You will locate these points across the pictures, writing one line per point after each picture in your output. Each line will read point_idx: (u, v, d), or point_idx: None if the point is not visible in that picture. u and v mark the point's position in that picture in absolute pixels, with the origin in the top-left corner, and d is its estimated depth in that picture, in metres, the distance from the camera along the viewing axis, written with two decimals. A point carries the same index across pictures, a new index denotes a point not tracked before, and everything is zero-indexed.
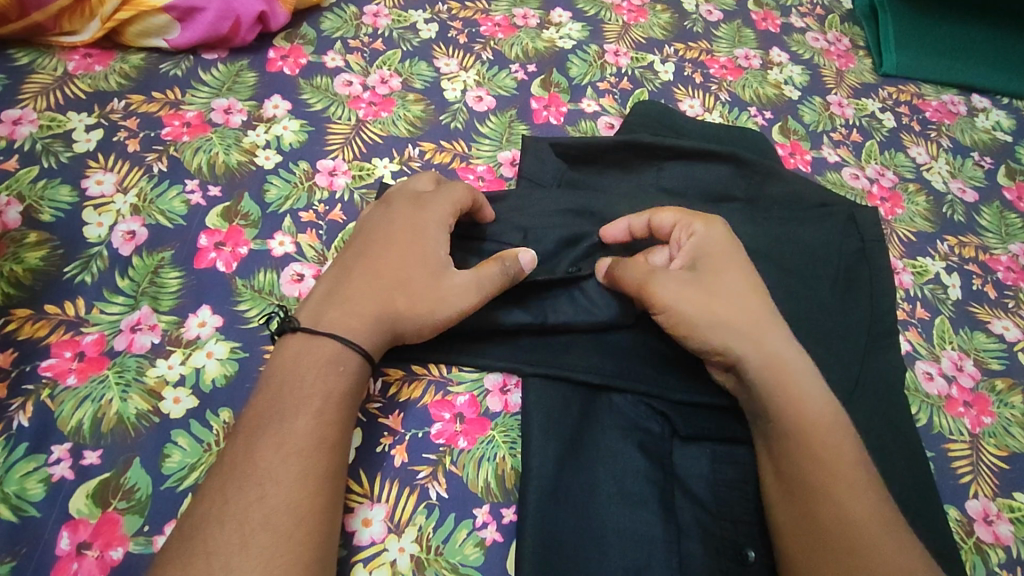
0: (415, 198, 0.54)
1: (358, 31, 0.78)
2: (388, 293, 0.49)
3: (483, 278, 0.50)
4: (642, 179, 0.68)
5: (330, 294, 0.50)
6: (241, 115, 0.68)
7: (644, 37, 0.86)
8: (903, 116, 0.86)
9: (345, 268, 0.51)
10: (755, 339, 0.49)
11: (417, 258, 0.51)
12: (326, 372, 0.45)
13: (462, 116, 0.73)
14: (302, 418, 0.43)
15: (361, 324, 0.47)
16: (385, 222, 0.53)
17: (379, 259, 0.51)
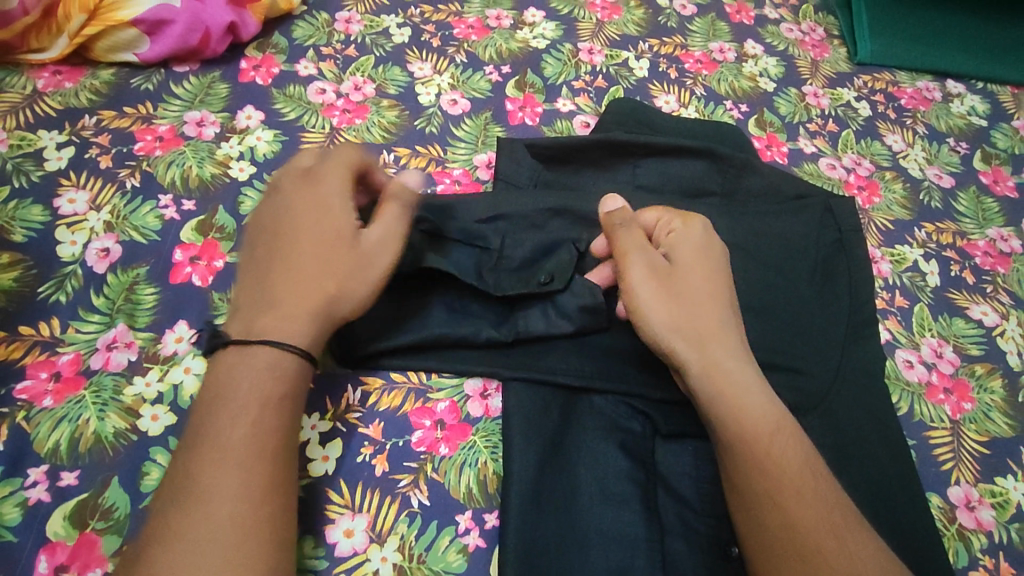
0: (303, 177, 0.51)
1: (330, 37, 0.77)
2: (323, 291, 0.47)
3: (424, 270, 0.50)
4: (618, 178, 0.68)
5: (257, 301, 0.46)
6: (214, 127, 0.67)
7: (619, 34, 0.86)
8: (879, 104, 0.87)
9: (265, 265, 0.48)
10: (710, 342, 0.48)
11: (333, 236, 0.48)
12: (264, 378, 0.43)
13: (438, 120, 0.72)
14: (240, 428, 0.42)
15: (297, 326, 0.45)
16: (276, 213, 0.50)
17: (309, 257, 0.47)
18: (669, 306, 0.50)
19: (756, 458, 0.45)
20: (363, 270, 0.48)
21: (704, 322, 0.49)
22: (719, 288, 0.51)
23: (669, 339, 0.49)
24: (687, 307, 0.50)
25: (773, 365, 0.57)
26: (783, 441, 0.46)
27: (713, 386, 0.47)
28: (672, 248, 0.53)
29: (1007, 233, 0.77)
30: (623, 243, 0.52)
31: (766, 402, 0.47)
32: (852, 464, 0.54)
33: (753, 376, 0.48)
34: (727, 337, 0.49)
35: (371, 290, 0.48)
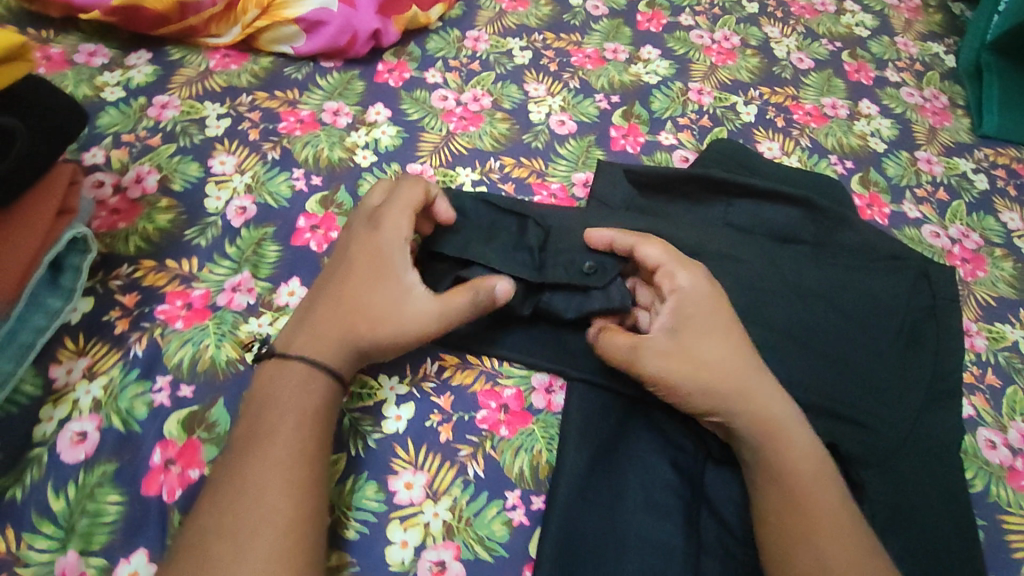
0: (371, 219, 0.57)
1: (458, 52, 0.85)
2: (352, 318, 0.51)
3: (449, 310, 0.52)
4: (709, 214, 0.70)
5: (303, 317, 0.53)
6: (348, 117, 0.75)
7: (731, 79, 0.89)
8: (998, 180, 0.83)
9: (320, 288, 0.55)
10: (743, 394, 0.49)
11: (373, 275, 0.53)
12: (298, 386, 0.49)
13: (544, 137, 0.77)
14: (283, 423, 0.46)
15: (326, 346, 0.51)
16: (343, 247, 0.56)
17: (348, 283, 0.53)
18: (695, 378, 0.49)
19: (788, 492, 0.47)
20: (391, 308, 0.52)
21: (727, 379, 0.49)
22: (723, 332, 0.51)
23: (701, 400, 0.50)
24: (707, 372, 0.50)
25: (839, 415, 0.56)
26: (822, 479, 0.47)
27: (756, 432, 0.48)
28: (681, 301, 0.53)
29: None
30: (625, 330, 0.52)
31: (809, 444, 0.49)
32: (911, 528, 0.53)
33: (781, 410, 0.49)
34: (752, 388, 0.49)
35: (391, 326, 0.51)
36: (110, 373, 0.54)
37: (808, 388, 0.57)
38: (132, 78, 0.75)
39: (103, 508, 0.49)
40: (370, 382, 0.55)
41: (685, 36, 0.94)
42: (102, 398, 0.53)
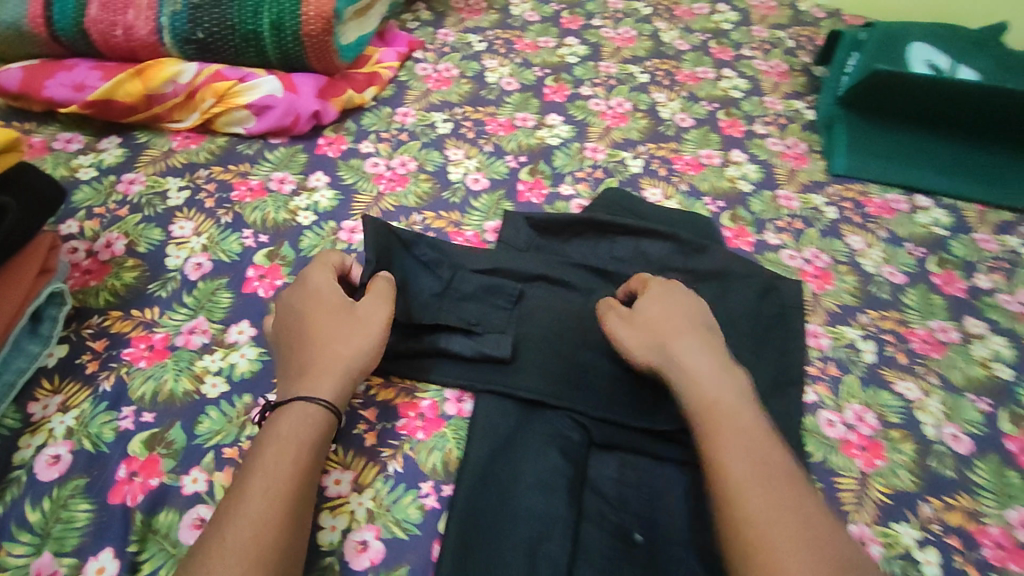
0: (303, 284, 0.66)
1: (389, 126, 1.00)
2: (327, 348, 0.60)
3: (377, 294, 0.64)
4: (598, 251, 0.83)
5: (287, 376, 0.60)
6: (291, 184, 0.89)
7: (622, 138, 1.05)
8: (846, 210, 1.00)
9: (289, 345, 0.62)
10: (696, 386, 0.58)
11: (336, 314, 0.62)
12: (302, 429, 0.55)
13: (460, 193, 0.92)
14: (292, 463, 0.52)
15: (325, 382, 0.58)
16: (286, 311, 0.64)
17: (316, 332, 0.61)
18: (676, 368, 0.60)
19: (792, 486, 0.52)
20: (352, 327, 0.61)
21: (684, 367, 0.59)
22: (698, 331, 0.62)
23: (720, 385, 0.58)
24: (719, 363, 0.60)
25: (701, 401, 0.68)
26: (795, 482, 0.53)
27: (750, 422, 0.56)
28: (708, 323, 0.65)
29: (949, 325, 0.85)
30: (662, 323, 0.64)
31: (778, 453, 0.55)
32: None
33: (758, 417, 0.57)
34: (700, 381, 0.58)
35: (357, 332, 0.61)
36: (81, 405, 0.64)
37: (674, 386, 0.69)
38: (104, 160, 0.88)
39: (74, 515, 0.57)
40: None
41: (585, 104, 1.11)
42: (74, 426, 0.62)
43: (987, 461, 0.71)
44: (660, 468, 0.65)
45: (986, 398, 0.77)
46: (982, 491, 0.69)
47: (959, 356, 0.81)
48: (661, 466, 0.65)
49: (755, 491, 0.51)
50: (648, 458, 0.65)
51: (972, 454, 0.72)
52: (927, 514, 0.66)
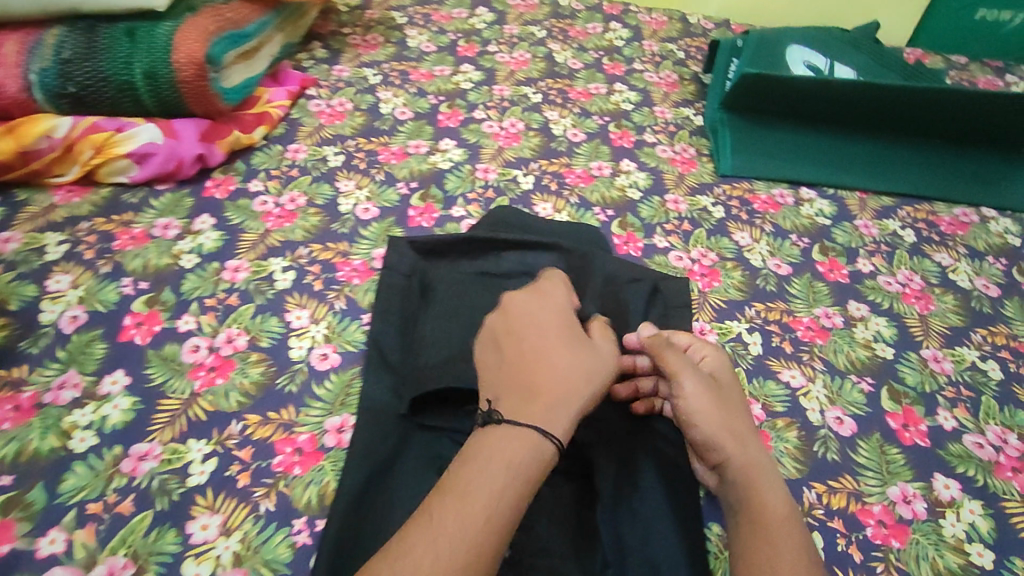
0: (537, 295, 0.65)
1: (280, 163, 1.01)
2: (569, 378, 0.57)
3: (607, 334, 0.64)
4: (484, 265, 0.83)
5: (528, 393, 0.55)
6: (176, 229, 0.88)
7: (515, 156, 1.07)
8: (733, 208, 1.03)
9: (529, 363, 0.58)
10: (745, 445, 0.62)
11: (567, 337, 0.60)
12: (512, 456, 0.51)
13: (350, 223, 0.92)
14: (513, 487, 0.49)
15: (560, 414, 0.54)
16: (538, 324, 0.61)
17: (536, 348, 0.59)
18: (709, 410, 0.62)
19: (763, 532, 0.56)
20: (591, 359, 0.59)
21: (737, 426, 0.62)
22: (739, 397, 0.66)
23: (748, 445, 0.62)
24: (727, 417, 0.63)
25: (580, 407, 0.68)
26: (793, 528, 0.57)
27: (750, 476, 0.60)
28: (710, 369, 0.67)
29: (832, 311, 0.88)
30: (674, 362, 0.64)
31: (786, 499, 0.60)
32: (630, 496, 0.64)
33: (771, 468, 0.62)
34: (747, 441, 0.62)
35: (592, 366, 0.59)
36: None
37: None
38: None
39: None
40: (180, 448, 0.66)
41: (478, 127, 1.12)
42: None
43: (869, 439, 0.74)
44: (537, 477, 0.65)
45: (868, 377, 0.80)
46: (864, 471, 0.70)
47: (842, 340, 0.84)
48: None
49: (799, 550, 0.55)
50: None
51: (855, 436, 0.74)
52: (812, 499, 0.67)
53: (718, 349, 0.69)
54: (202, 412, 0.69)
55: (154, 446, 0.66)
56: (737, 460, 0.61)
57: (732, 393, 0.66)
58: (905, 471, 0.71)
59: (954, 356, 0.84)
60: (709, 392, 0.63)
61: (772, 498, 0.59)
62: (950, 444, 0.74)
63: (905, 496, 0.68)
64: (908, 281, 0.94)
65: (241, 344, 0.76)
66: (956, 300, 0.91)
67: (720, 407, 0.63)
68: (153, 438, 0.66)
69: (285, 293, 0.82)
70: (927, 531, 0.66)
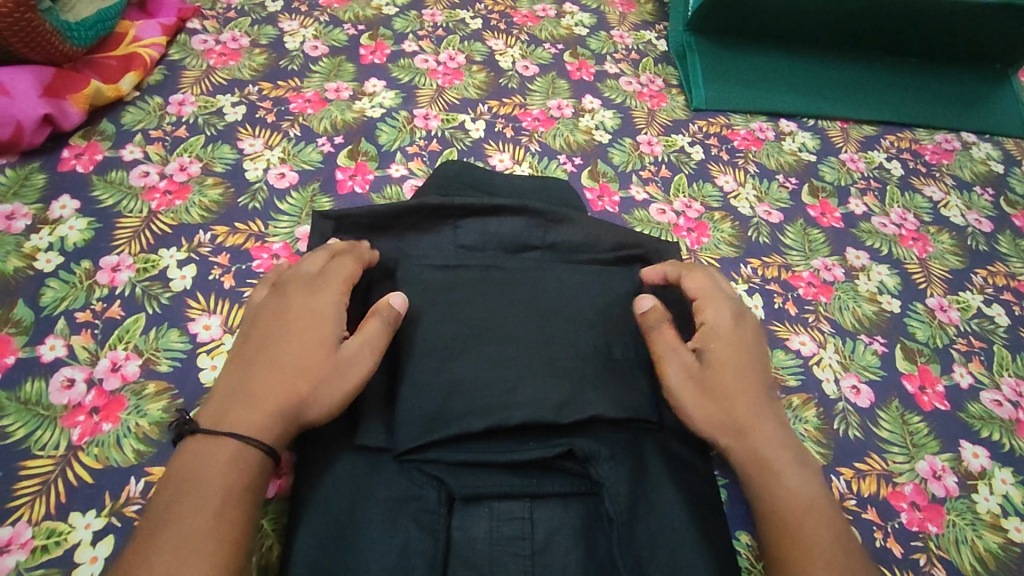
0: (306, 283, 0.55)
1: (161, 121, 0.79)
2: (288, 384, 0.50)
3: (369, 339, 0.52)
4: (440, 241, 0.65)
5: (234, 391, 0.50)
6: (25, 219, 0.67)
7: (458, 98, 0.89)
8: (712, 147, 0.90)
9: (294, 365, 0.50)
10: (745, 426, 0.54)
11: (314, 340, 0.52)
12: (226, 466, 0.46)
13: (262, 195, 0.73)
14: (219, 498, 0.45)
15: (264, 420, 0.48)
16: (282, 316, 0.53)
17: (279, 348, 0.51)
18: (701, 400, 0.55)
19: (784, 518, 0.51)
20: (331, 373, 0.51)
21: (739, 408, 0.55)
22: (752, 371, 0.57)
23: (750, 427, 0.54)
24: (722, 395, 0.55)
25: (595, 417, 0.53)
26: (813, 517, 0.51)
27: (756, 461, 0.53)
28: (709, 342, 0.57)
29: (832, 261, 0.78)
30: (659, 348, 0.56)
31: (809, 484, 0.53)
32: (647, 517, 0.52)
33: (778, 447, 0.54)
34: (758, 422, 0.54)
35: (331, 387, 0.50)
36: None
37: (560, 410, 0.53)
38: None
39: None
40: (60, 527, 0.50)
41: (410, 62, 0.92)
42: None
43: (889, 408, 0.66)
44: (536, 510, 0.53)
45: (879, 336, 0.72)
46: (890, 447, 0.63)
47: (846, 295, 0.75)
48: (541, 505, 0.53)
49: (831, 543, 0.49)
50: (525, 498, 0.53)
51: (874, 406, 0.66)
52: (842, 489, 0.60)
53: (719, 310, 0.59)
54: (86, 472, 0.52)
55: (20, 531, 0.49)
56: (742, 453, 0.54)
57: (744, 363, 0.57)
58: (931, 442, 0.64)
59: (959, 304, 0.77)
60: (701, 378, 0.56)
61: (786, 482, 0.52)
62: (969, 405, 0.68)
63: (935, 471, 0.62)
64: (903, 221, 0.85)
65: (132, 372, 0.58)
66: (953, 239, 0.84)
67: (724, 386, 0.55)
68: (19, 518, 0.50)
69: (185, 296, 0.64)
70: (961, 509, 0.60)
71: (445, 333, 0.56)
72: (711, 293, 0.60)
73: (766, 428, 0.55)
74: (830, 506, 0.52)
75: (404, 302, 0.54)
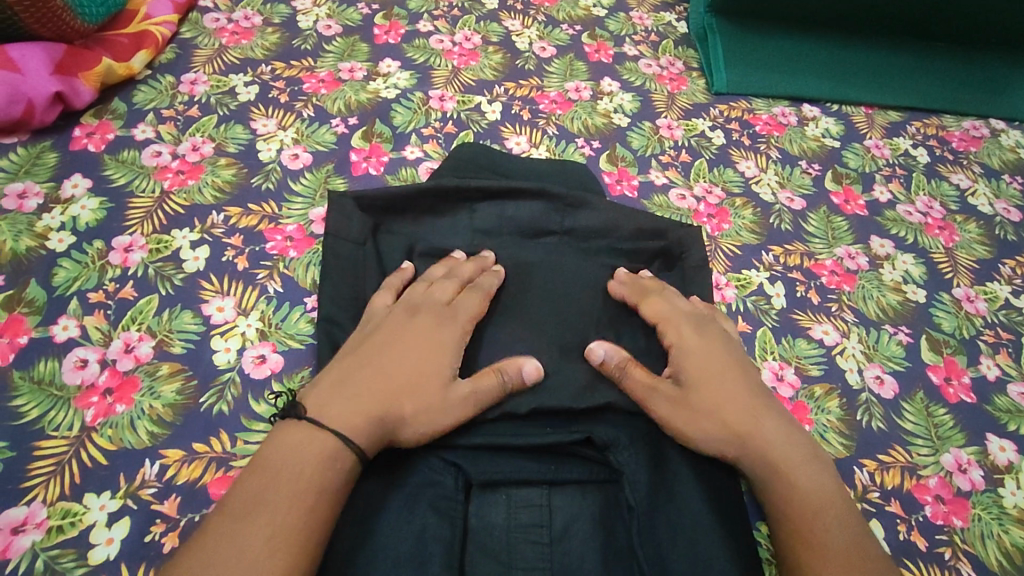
0: (447, 310, 0.54)
1: (173, 100, 0.77)
2: (394, 398, 0.48)
3: (482, 393, 0.50)
4: (456, 224, 0.63)
5: (340, 386, 0.48)
6: (37, 198, 0.66)
7: (474, 79, 0.88)
8: (733, 132, 0.88)
9: (392, 382, 0.49)
10: (749, 439, 0.51)
11: (428, 368, 0.50)
12: (327, 471, 0.44)
13: (276, 176, 0.72)
14: (315, 492, 0.43)
15: (365, 426, 0.46)
16: (401, 334, 0.52)
17: (399, 358, 0.50)
18: (693, 422, 0.51)
19: (807, 532, 0.48)
20: (439, 397, 0.49)
21: (734, 422, 0.51)
22: (737, 381, 0.54)
23: (757, 434, 0.51)
24: (711, 414, 0.51)
25: (610, 403, 0.53)
26: (832, 526, 0.48)
27: (770, 474, 0.50)
28: (687, 363, 0.54)
29: (855, 250, 0.77)
30: (633, 383, 0.52)
31: (828, 488, 0.50)
32: (669, 506, 0.51)
33: (786, 455, 0.51)
34: (759, 431, 0.51)
35: (434, 413, 0.49)
36: None
37: (578, 396, 0.53)
38: None
39: None
40: (75, 508, 0.49)
41: (425, 42, 0.91)
42: None
43: (913, 400, 0.65)
44: (554, 497, 0.52)
45: (904, 326, 0.70)
46: (914, 439, 0.62)
47: (870, 284, 0.73)
48: (560, 492, 0.52)
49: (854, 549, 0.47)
50: (542, 485, 0.52)
51: (898, 397, 0.65)
52: (865, 480, 0.59)
53: (688, 320, 0.56)
54: (100, 454, 0.52)
55: (36, 511, 0.49)
56: (748, 464, 0.51)
57: (726, 378, 0.53)
58: (957, 435, 0.63)
59: (987, 294, 0.75)
60: (690, 403, 0.52)
61: (804, 488, 0.49)
62: (996, 398, 0.66)
63: (960, 464, 0.61)
64: (929, 209, 0.83)
65: (146, 354, 0.57)
66: (980, 228, 0.82)
67: (709, 406, 0.52)
68: (33, 499, 0.49)
69: (198, 277, 0.63)
70: (987, 504, 0.59)
71: None
72: (668, 315, 0.56)
73: (772, 433, 0.52)
74: (850, 511, 0.49)
75: (533, 373, 0.52)
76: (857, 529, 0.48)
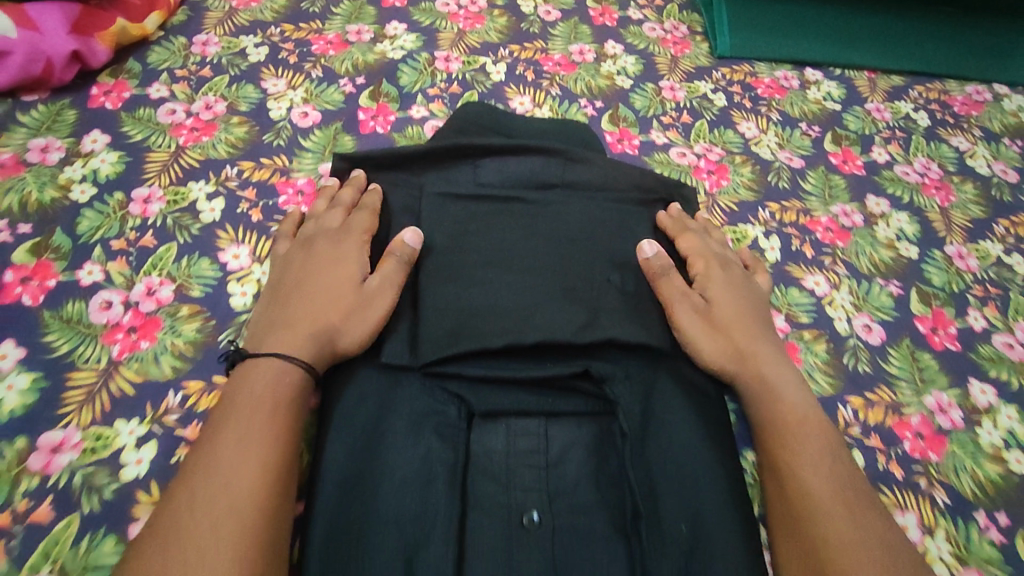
0: (332, 234, 0.61)
1: (186, 60, 0.80)
2: (322, 318, 0.54)
3: (391, 276, 0.57)
4: (459, 178, 0.65)
5: (274, 325, 0.55)
6: (59, 152, 0.69)
7: (479, 42, 0.89)
8: (735, 94, 0.89)
9: (315, 303, 0.55)
10: (748, 360, 0.58)
11: (343, 281, 0.57)
12: (278, 381, 0.51)
13: (287, 133, 0.74)
14: (270, 401, 0.50)
15: (303, 346, 0.53)
16: (305, 267, 0.59)
17: (312, 289, 0.56)
18: (705, 334, 0.57)
19: (783, 438, 0.53)
20: (361, 304, 0.55)
21: (738, 343, 0.58)
22: (746, 313, 0.61)
23: (755, 357, 0.58)
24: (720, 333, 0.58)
25: (611, 339, 0.55)
26: (804, 429, 0.54)
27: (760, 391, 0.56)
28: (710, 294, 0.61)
29: (851, 208, 0.78)
30: (667, 289, 0.59)
31: (793, 403, 0.56)
32: (661, 437, 0.54)
33: (776, 377, 0.57)
34: (757, 353, 0.58)
35: (360, 314, 0.55)
36: None
37: (581, 329, 0.55)
38: None
39: None
40: (107, 432, 0.53)
41: (431, 6, 0.92)
42: None
43: (899, 346, 0.67)
44: (552, 428, 0.55)
45: (895, 280, 0.72)
46: (898, 380, 0.64)
47: (864, 240, 0.75)
48: (558, 424, 0.55)
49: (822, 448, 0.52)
50: (541, 417, 0.55)
51: (885, 343, 0.67)
52: (848, 417, 0.62)
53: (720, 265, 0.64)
54: (128, 385, 0.55)
55: (71, 434, 0.52)
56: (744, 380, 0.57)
57: (742, 311, 0.61)
58: (940, 378, 0.65)
59: (979, 252, 0.76)
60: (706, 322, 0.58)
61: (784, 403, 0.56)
62: (980, 347, 0.68)
63: (941, 405, 0.63)
64: (927, 170, 0.84)
65: (167, 297, 0.60)
66: (977, 189, 0.83)
67: (723, 323, 0.59)
68: (69, 424, 0.53)
69: (215, 226, 0.66)
70: (964, 441, 0.61)
71: (469, 260, 0.58)
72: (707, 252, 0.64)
73: (767, 358, 0.58)
74: (813, 420, 0.55)
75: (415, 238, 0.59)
76: (824, 438, 0.53)
